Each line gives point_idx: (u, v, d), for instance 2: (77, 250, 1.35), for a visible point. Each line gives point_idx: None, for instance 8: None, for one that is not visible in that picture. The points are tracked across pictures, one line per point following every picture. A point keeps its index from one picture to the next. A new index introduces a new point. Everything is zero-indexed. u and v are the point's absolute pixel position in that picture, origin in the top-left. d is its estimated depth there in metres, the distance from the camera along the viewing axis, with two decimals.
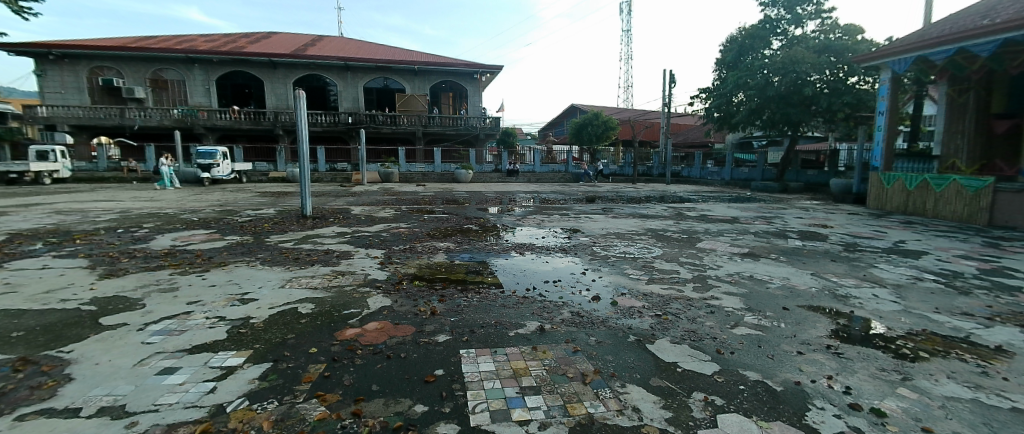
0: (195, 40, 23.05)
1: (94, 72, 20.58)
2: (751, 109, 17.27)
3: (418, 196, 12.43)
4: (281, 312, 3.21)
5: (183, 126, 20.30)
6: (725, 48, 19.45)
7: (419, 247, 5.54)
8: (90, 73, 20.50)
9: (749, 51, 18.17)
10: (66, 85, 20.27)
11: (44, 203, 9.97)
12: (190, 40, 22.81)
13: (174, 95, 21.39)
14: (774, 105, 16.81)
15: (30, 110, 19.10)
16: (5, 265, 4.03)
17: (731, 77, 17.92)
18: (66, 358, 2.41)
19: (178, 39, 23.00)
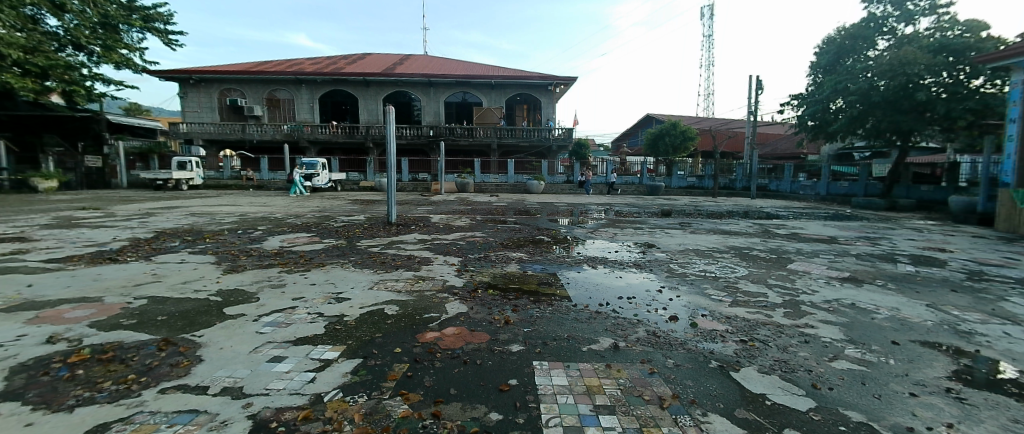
0: (301, 63, 25.91)
1: (223, 93, 23.87)
2: (852, 117, 15.57)
3: (492, 206, 12.78)
4: (370, 312, 3.45)
5: (289, 140, 22.83)
6: (820, 49, 17.82)
7: (492, 256, 5.67)
8: (219, 94, 23.80)
9: (851, 53, 16.47)
10: (202, 105, 23.77)
11: (183, 206, 11.75)
12: (297, 64, 25.72)
13: (283, 112, 24.18)
14: (881, 112, 15.00)
15: (174, 127, 22.69)
16: (155, 258, 4.79)
17: (828, 83, 16.33)
18: (198, 342, 2.79)
19: (288, 62, 26.03)
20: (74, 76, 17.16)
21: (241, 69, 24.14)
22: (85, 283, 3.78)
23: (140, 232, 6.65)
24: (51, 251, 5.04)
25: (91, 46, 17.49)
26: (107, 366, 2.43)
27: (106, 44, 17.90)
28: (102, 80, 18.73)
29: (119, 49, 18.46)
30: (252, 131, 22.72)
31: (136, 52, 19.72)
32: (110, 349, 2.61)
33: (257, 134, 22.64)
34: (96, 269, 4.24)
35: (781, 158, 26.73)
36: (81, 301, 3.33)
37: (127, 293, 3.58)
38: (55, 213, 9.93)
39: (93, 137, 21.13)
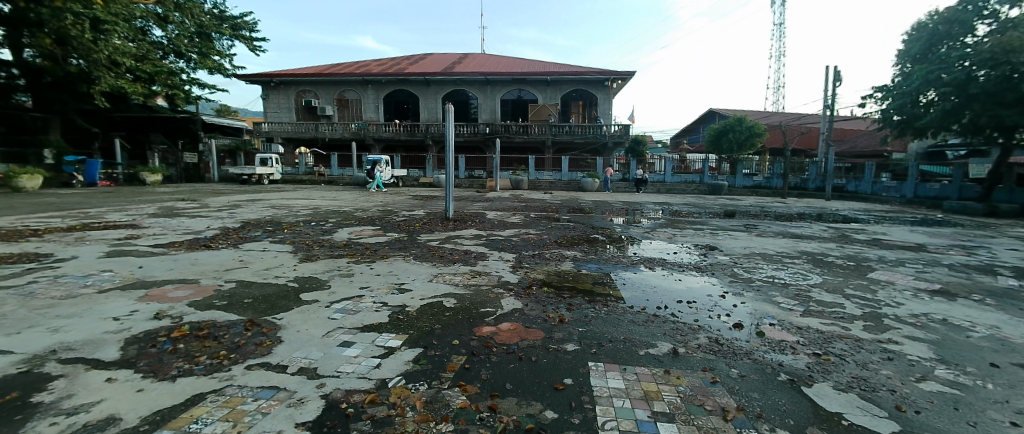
0: (368, 65, 27.29)
1: (299, 95, 25.62)
2: (944, 111, 13.83)
3: (546, 203, 12.76)
4: (429, 304, 3.57)
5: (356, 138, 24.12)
6: (910, 35, 15.93)
7: (547, 254, 5.66)
8: (296, 95, 25.59)
9: (944, 39, 14.68)
10: (280, 106, 25.69)
11: (263, 199, 12.83)
12: (364, 65, 27.09)
13: (351, 112, 25.59)
14: (978, 105, 13.15)
15: (256, 126, 24.76)
16: (241, 246, 5.27)
17: (916, 73, 14.61)
18: (278, 324, 3.03)
19: (356, 65, 27.53)
20: (175, 81, 19.24)
21: (314, 72, 25.86)
22: (185, 267, 4.24)
23: (229, 222, 7.34)
24: (158, 237, 5.72)
25: (189, 53, 19.52)
26: (203, 342, 2.71)
27: (201, 51, 19.92)
28: (198, 84, 20.83)
29: (212, 55, 20.63)
30: (324, 129, 24.26)
31: (226, 58, 21.79)
32: (205, 327, 2.91)
33: (330, 133, 24.12)
34: (193, 255, 4.74)
35: (862, 156, 24.38)
36: (181, 282, 3.74)
37: (219, 276, 3.98)
38: (160, 203, 11.22)
39: (189, 135, 23.59)
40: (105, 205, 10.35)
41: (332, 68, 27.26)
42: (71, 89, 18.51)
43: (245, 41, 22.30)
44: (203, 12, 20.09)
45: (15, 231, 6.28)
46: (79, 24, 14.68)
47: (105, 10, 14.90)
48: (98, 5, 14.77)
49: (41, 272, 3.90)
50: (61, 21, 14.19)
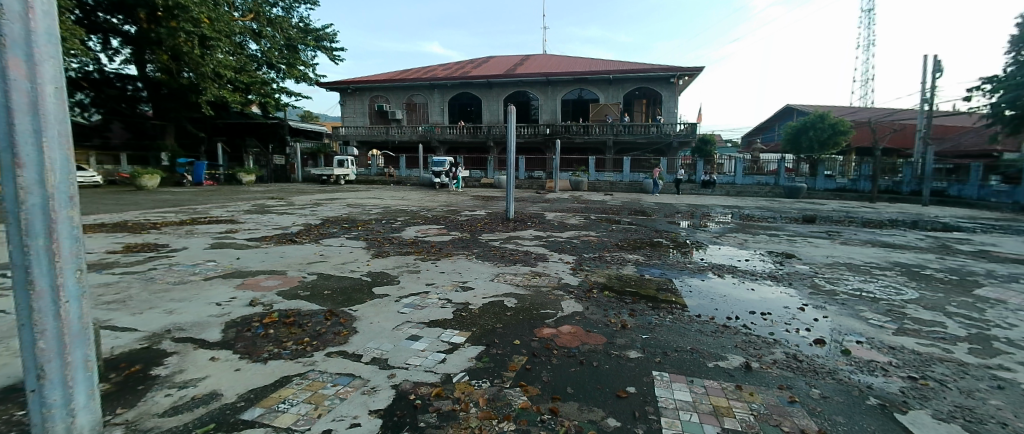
0: (434, 69, 28.34)
1: (372, 99, 27.13)
2: None
3: (607, 205, 12.50)
4: (491, 303, 3.64)
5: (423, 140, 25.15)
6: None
7: (608, 257, 5.55)
8: (370, 100, 27.13)
9: None
10: (356, 111, 27.41)
11: (340, 198, 13.79)
12: (431, 70, 28.13)
13: (419, 116, 26.71)
14: None
15: (335, 131, 26.56)
16: (321, 241, 5.71)
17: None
18: (353, 315, 3.24)
19: (423, 69, 28.69)
20: (267, 90, 21.16)
21: (385, 78, 27.29)
22: (275, 259, 4.67)
23: (311, 219, 7.98)
24: (252, 232, 6.34)
25: (278, 65, 21.42)
26: (290, 328, 2.96)
27: (289, 62, 21.75)
28: (286, 93, 22.74)
29: (298, 65, 22.34)
30: (394, 133, 25.50)
31: (310, 68, 23.61)
32: (291, 315, 3.18)
33: (400, 135, 25.34)
34: (280, 248, 5.19)
35: (967, 156, 21.33)
36: (272, 273, 4.14)
37: (303, 269, 4.33)
38: (254, 201, 12.40)
39: (277, 139, 25.73)
40: (210, 203, 11.64)
41: (401, 73, 28.60)
42: (183, 101, 20.53)
43: (326, 50, 24.04)
44: (291, 26, 21.95)
45: (141, 224, 7.27)
46: (189, 41, 16.60)
47: (210, 27, 16.79)
48: (204, 23, 16.67)
49: (160, 260, 4.47)
50: (176, 38, 16.19)
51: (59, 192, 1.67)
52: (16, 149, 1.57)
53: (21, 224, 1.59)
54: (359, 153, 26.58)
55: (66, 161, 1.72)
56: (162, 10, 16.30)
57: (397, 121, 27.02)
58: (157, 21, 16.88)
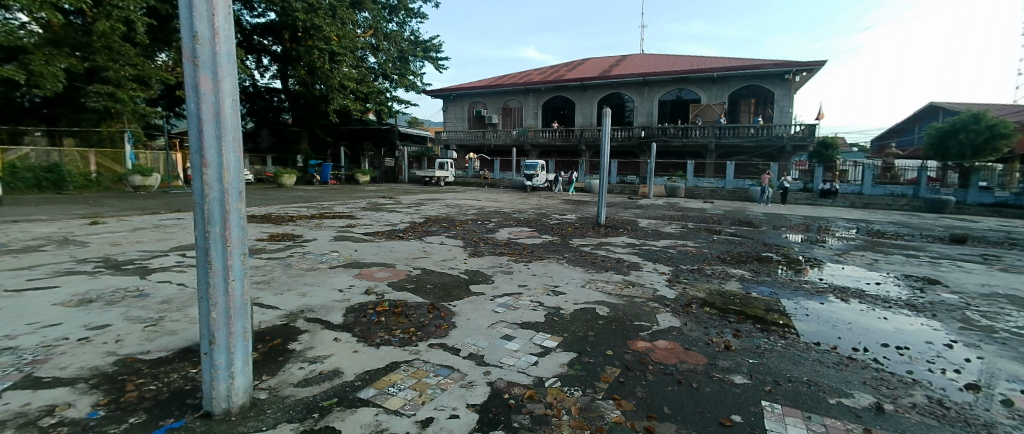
0: (530, 73, 28.84)
1: (471, 105, 28.49)
2: None
3: (706, 214, 11.68)
4: (583, 309, 3.60)
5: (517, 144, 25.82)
6: None
7: (709, 270, 5.18)
8: (468, 106, 28.52)
9: None
10: (457, 117, 28.89)
11: (441, 198, 14.68)
12: (526, 75, 28.66)
13: (514, 119, 27.33)
14: None
15: (437, 135, 28.25)
16: (425, 238, 6.13)
17: None
18: (452, 310, 3.43)
19: (518, 74, 29.37)
20: (382, 98, 23.07)
21: (484, 84, 28.30)
22: (386, 252, 5.13)
23: (415, 217, 8.60)
24: (367, 227, 7.02)
25: (392, 75, 23.40)
26: (398, 317, 3.23)
27: (401, 72, 23.70)
28: (397, 101, 24.72)
29: (408, 75, 24.24)
30: (490, 137, 26.45)
31: (418, 77, 25.47)
32: (399, 305, 3.46)
33: (495, 139, 26.24)
34: (390, 243, 5.68)
35: None
36: (383, 265, 4.55)
37: (409, 263, 4.69)
38: (369, 199, 13.73)
39: (388, 143, 28.14)
40: (334, 200, 13.13)
41: (496, 79, 29.49)
42: (315, 110, 23.35)
43: (431, 59, 25.75)
44: (403, 39, 23.95)
45: (281, 216, 8.45)
46: (321, 57, 19.10)
47: (338, 44, 19.01)
48: (333, 41, 18.94)
49: (296, 248, 5.16)
50: (311, 55, 18.71)
51: (232, 188, 1.99)
52: (203, 152, 1.91)
53: (204, 213, 1.92)
54: (458, 156, 27.99)
55: (237, 162, 2.04)
56: (301, 31, 18.87)
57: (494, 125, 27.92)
58: (297, 41, 19.73)
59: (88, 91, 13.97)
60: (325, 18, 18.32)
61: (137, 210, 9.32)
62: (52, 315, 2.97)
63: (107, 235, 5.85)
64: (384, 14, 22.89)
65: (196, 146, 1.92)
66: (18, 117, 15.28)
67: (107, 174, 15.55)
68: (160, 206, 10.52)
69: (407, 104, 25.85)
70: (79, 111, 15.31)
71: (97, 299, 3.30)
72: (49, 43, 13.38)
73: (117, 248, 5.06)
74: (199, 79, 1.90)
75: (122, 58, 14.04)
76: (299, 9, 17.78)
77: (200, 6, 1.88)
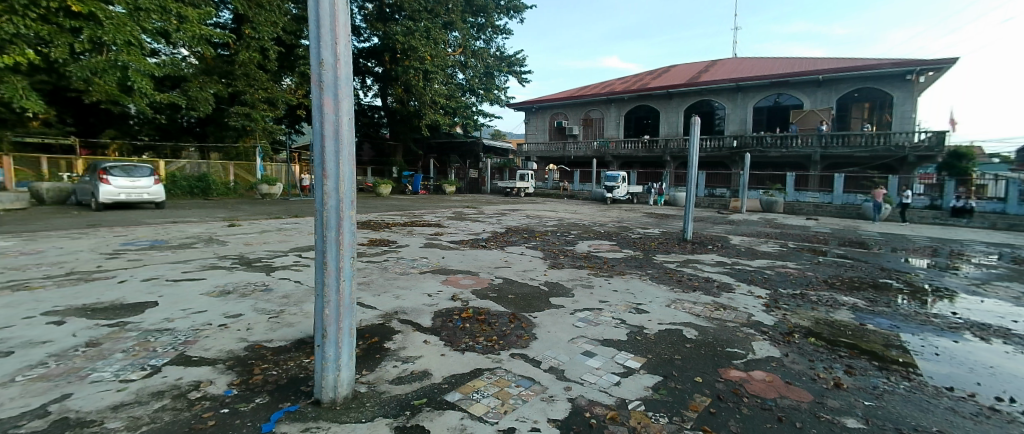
0: (612, 83, 28.38)
1: (552, 117, 28.75)
2: None
3: (809, 232, 10.55)
4: (667, 330, 3.44)
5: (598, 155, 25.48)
6: None
7: (814, 296, 4.66)
8: (549, 117, 28.78)
9: None
10: (538, 128, 29.23)
11: (522, 209, 14.97)
12: (608, 84, 28.24)
13: (594, 130, 27.01)
14: None
15: (519, 147, 28.85)
16: (506, 248, 6.27)
17: None
18: (533, 321, 3.47)
19: (599, 84, 29.06)
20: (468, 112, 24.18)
21: (564, 95, 28.36)
22: (471, 261, 5.34)
23: (497, 227, 8.85)
24: (454, 235, 7.37)
25: (478, 90, 24.45)
26: (481, 325, 3.34)
27: (486, 87, 24.66)
28: (482, 114, 25.71)
29: (493, 90, 25.17)
30: (571, 148, 26.41)
31: (502, 91, 26.31)
32: (482, 313, 3.57)
33: (575, 151, 26.15)
34: (474, 252, 5.90)
35: None
36: (468, 273, 4.73)
37: (492, 272, 4.84)
38: (454, 208, 14.42)
39: (473, 155, 29.29)
40: (424, 209, 13.98)
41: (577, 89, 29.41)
42: (408, 124, 25.12)
43: (513, 73, 26.46)
44: (490, 55, 24.88)
45: (378, 223, 9.20)
46: (416, 76, 20.52)
47: (431, 63, 20.28)
48: (427, 60, 20.27)
49: (391, 254, 5.56)
50: (408, 74, 20.22)
51: (346, 195, 2.21)
52: (324, 165, 2.16)
53: (323, 219, 2.17)
54: (538, 167, 28.26)
55: (351, 173, 2.27)
56: (399, 53, 20.50)
57: (574, 136, 27.81)
58: (395, 62, 21.55)
59: (231, 112, 16.43)
60: (421, 39, 19.77)
61: (264, 214, 10.72)
62: (199, 303, 3.51)
63: (241, 236, 6.80)
64: (473, 32, 24.00)
65: (319, 160, 2.17)
66: (179, 134, 18.74)
67: (242, 182, 17.94)
68: (282, 211, 11.99)
69: (491, 116, 26.73)
70: (223, 129, 18.14)
71: (233, 291, 3.84)
72: (203, 72, 15.97)
73: (249, 247, 5.84)
74: (323, 100, 2.16)
75: (255, 82, 16.42)
76: (399, 32, 19.54)
77: (326, 36, 2.13)
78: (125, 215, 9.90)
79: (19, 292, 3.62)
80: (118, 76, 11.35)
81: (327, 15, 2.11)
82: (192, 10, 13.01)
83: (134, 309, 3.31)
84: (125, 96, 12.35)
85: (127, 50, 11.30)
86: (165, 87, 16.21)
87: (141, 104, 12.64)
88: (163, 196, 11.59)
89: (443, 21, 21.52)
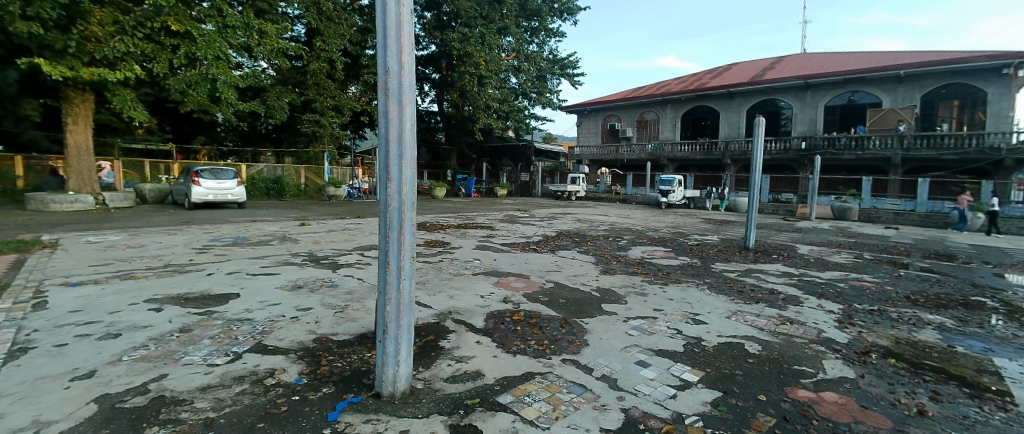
0: (668, 83, 27.42)
1: (605, 119, 28.26)
2: None
3: (889, 242, 9.62)
4: (728, 344, 3.28)
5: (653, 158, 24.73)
6: None
7: (894, 313, 4.24)
8: (602, 120, 28.28)
9: None
10: (590, 131, 28.82)
11: (573, 213, 14.83)
12: (664, 85, 27.33)
13: (649, 132, 26.24)
14: None
15: (570, 151, 28.67)
16: (557, 252, 6.25)
17: None
18: (585, 327, 3.44)
19: (654, 84, 28.19)
20: (521, 116, 24.38)
21: (617, 97, 27.79)
22: (523, 264, 5.38)
23: (548, 231, 8.84)
24: (505, 238, 7.46)
25: (530, 94, 24.58)
26: (533, 329, 3.36)
27: (539, 91, 24.70)
28: (534, 117, 25.78)
29: (545, 93, 25.15)
30: (624, 151, 25.86)
31: (555, 94, 26.25)
32: (534, 316, 3.59)
33: (629, 154, 25.59)
34: (526, 255, 5.94)
35: None
36: (520, 276, 4.77)
37: (543, 275, 4.86)
38: (506, 211, 14.60)
39: (524, 159, 29.46)
40: (476, 211, 14.25)
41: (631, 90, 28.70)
42: (462, 129, 25.71)
43: (565, 75, 26.29)
44: (543, 59, 24.87)
45: (433, 224, 9.51)
46: (471, 81, 20.96)
47: (485, 68, 20.69)
48: (482, 66, 20.69)
49: (446, 254, 5.74)
50: (463, 79, 20.68)
51: (407, 198, 2.31)
52: (388, 168, 2.27)
53: (387, 221, 2.28)
54: (590, 170, 27.86)
55: (413, 177, 2.36)
56: (455, 59, 21.04)
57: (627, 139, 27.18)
58: (451, 68, 22.18)
59: (303, 120, 17.66)
60: (476, 45, 20.19)
61: (331, 215, 11.42)
62: (274, 296, 3.81)
63: (311, 235, 7.30)
64: (526, 37, 24.14)
65: (384, 165, 2.29)
66: (258, 140, 20.38)
67: (311, 185, 19.12)
68: (346, 211, 12.68)
69: (542, 120, 26.72)
70: (296, 135, 19.57)
71: (304, 286, 4.14)
72: (279, 83, 17.23)
73: (317, 245, 6.26)
74: (389, 107, 2.27)
75: (325, 92, 17.56)
76: (455, 39, 20.06)
77: (392, 46, 2.23)
78: (213, 214, 10.91)
79: (127, 280, 4.12)
80: (209, 88, 12.51)
81: (393, 26, 2.22)
82: (271, 26, 14.07)
83: (220, 300, 3.66)
84: (214, 106, 13.54)
85: (216, 64, 12.43)
86: (246, 98, 17.69)
87: (227, 113, 13.82)
88: (245, 196, 12.66)
89: (497, 27, 21.85)
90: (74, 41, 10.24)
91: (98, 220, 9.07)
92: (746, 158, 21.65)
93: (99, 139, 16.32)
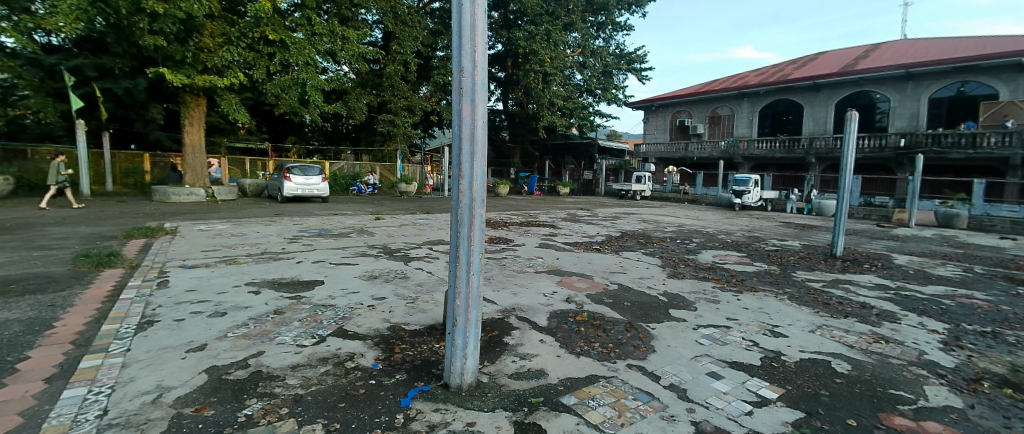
0: (744, 76, 25.65)
1: (673, 115, 26.99)
2: None
3: (1012, 255, 8.31)
4: (812, 361, 3.03)
5: (725, 156, 23.32)
6: None
7: (1013, 337, 3.67)
8: (671, 116, 27.04)
9: None
10: (657, 128, 27.70)
11: (638, 213, 14.39)
12: (740, 78, 25.60)
13: (721, 128, 24.75)
14: None
15: (636, 148, 27.78)
16: (622, 253, 6.10)
17: None
18: (652, 333, 3.35)
19: (729, 78, 26.51)
20: (585, 113, 24.03)
21: (687, 91, 26.47)
22: (586, 264, 5.32)
23: (613, 231, 8.65)
24: (568, 237, 7.41)
25: (595, 90, 24.07)
26: (597, 331, 3.32)
27: (604, 86, 24.12)
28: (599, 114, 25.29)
29: (611, 89, 24.54)
30: (694, 149, 24.66)
31: (620, 89, 25.52)
32: (598, 318, 3.55)
33: (699, 152, 24.35)
34: (589, 255, 5.87)
35: None
36: (583, 276, 4.73)
37: (607, 276, 4.78)
38: (569, 210, 14.47)
39: (587, 156, 29.01)
40: (539, 209, 14.27)
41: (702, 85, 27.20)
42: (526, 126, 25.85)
43: (632, 70, 25.45)
44: (608, 54, 24.27)
45: (497, 221, 9.66)
46: (536, 79, 20.96)
47: (551, 65, 20.59)
48: (547, 63, 20.62)
49: (510, 251, 5.82)
50: (528, 77, 20.72)
51: (477, 195, 2.37)
52: (460, 166, 2.34)
53: (457, 216, 2.36)
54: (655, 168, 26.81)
55: (482, 174, 2.41)
56: (521, 58, 21.16)
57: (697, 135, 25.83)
58: (517, 66, 22.33)
59: (379, 120, 18.68)
60: (542, 43, 20.17)
61: (402, 210, 11.97)
62: (353, 284, 4.10)
63: (385, 228, 7.73)
64: (592, 32, 23.67)
65: (456, 162, 2.36)
66: (339, 139, 21.88)
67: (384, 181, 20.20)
68: (416, 207, 13.25)
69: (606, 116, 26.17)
70: (372, 134, 20.76)
71: (379, 276, 4.41)
72: (360, 85, 18.33)
73: (391, 238, 6.62)
74: (462, 106, 2.34)
75: (397, 92, 18.40)
76: (521, 37, 20.11)
77: (466, 46, 2.29)
78: (302, 207, 11.90)
79: (231, 265, 4.63)
80: (300, 92, 13.57)
81: (468, 26, 2.27)
82: (353, 32, 14.94)
83: (307, 286, 4.00)
84: (304, 108, 14.71)
85: (306, 69, 13.47)
86: (330, 100, 19.02)
87: (315, 114, 14.92)
88: (328, 191, 13.62)
89: (563, 23, 21.66)
90: (190, 51, 11.60)
91: (209, 211, 10.23)
92: (832, 156, 19.78)
93: (208, 139, 18.43)
